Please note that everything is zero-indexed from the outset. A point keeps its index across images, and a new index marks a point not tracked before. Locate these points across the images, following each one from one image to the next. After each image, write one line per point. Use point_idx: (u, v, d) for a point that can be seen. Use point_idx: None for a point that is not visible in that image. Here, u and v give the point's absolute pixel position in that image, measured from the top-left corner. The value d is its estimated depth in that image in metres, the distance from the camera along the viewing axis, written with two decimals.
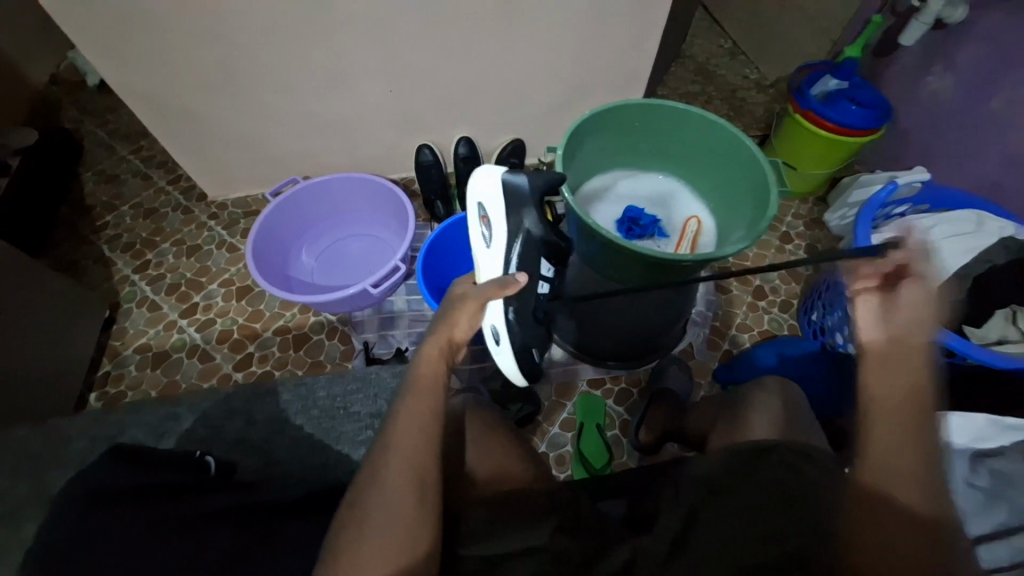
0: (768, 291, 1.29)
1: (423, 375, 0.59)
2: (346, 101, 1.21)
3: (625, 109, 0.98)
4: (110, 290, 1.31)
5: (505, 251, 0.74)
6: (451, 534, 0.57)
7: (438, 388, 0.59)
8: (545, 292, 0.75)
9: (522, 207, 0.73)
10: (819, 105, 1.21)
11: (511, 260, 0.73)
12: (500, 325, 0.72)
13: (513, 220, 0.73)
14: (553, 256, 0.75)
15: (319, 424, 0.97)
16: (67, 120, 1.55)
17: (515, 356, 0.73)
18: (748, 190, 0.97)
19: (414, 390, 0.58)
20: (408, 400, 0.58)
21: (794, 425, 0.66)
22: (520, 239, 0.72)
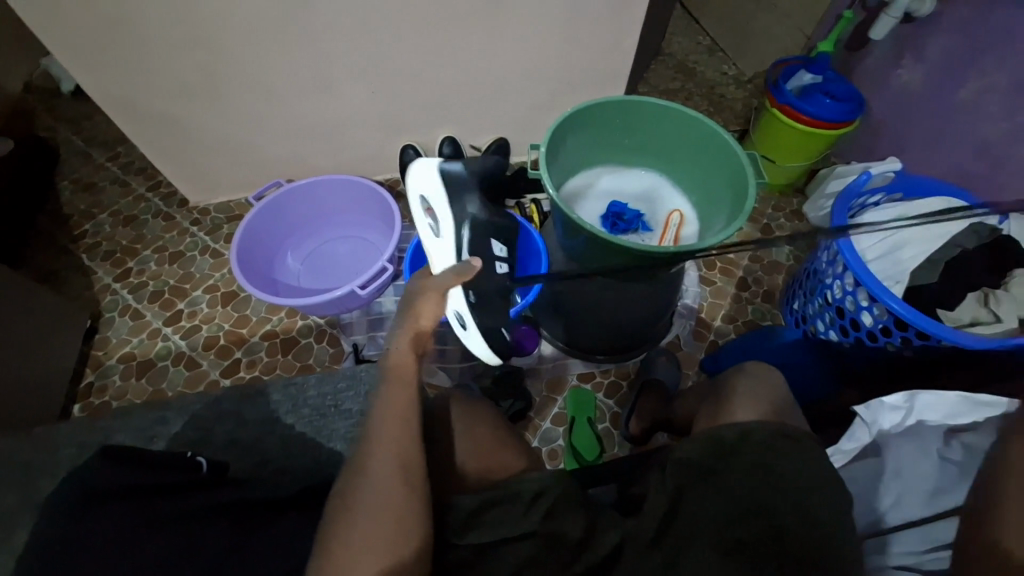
0: (751, 282, 1.31)
1: (397, 365, 0.63)
2: (329, 103, 1.20)
3: (605, 105, 1.00)
4: (90, 299, 1.28)
5: (456, 237, 0.85)
6: (442, 523, 0.57)
7: (412, 378, 0.62)
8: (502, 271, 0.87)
9: (462, 197, 0.88)
10: (794, 99, 1.25)
11: (463, 248, 0.84)
12: (464, 310, 0.79)
13: (456, 207, 0.87)
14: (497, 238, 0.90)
15: (310, 422, 0.93)
16: (41, 128, 1.52)
17: (482, 337, 0.80)
18: (728, 182, 0.99)
19: (390, 380, 0.61)
20: (385, 390, 0.61)
21: (777, 409, 0.68)
22: (466, 224, 0.85)
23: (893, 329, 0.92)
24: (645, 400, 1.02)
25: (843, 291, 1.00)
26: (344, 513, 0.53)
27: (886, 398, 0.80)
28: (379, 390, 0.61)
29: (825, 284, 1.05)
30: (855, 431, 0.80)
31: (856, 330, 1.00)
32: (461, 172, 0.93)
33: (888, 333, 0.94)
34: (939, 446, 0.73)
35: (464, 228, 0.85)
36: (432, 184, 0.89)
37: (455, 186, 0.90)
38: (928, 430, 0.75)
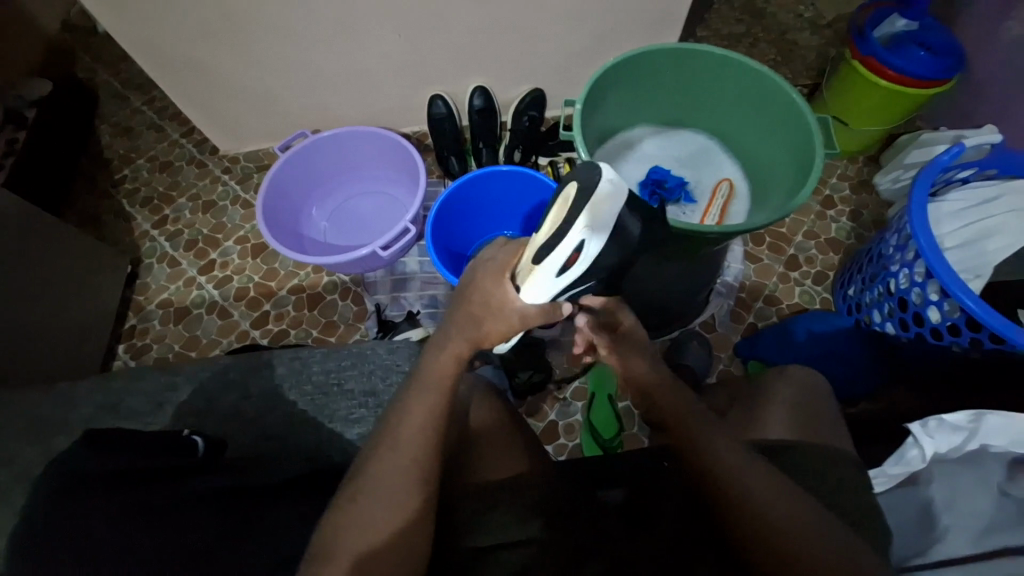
0: (802, 262, 1.20)
1: (435, 372, 0.59)
2: (352, 48, 1.12)
3: (657, 54, 0.87)
4: (131, 245, 1.33)
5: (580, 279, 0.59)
6: (452, 529, 0.60)
7: (446, 387, 0.58)
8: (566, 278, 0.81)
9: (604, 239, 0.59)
10: (882, 50, 1.06)
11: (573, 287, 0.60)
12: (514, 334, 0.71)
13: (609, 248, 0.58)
14: None
15: (312, 404, 0.70)
16: (80, 69, 1.52)
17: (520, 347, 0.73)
18: (790, 152, 0.87)
19: (422, 386, 0.58)
20: (416, 395, 0.58)
21: (811, 428, 0.66)
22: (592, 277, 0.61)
23: (962, 328, 0.82)
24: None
25: (910, 281, 0.89)
26: (344, 501, 0.52)
27: (945, 417, 0.71)
28: (408, 395, 0.58)
29: (888, 272, 0.94)
30: (905, 452, 0.72)
31: (919, 324, 0.89)
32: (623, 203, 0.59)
33: (955, 332, 0.84)
34: (1002, 479, 0.65)
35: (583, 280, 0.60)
36: (604, 217, 0.54)
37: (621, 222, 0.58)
38: (993, 460, 0.66)
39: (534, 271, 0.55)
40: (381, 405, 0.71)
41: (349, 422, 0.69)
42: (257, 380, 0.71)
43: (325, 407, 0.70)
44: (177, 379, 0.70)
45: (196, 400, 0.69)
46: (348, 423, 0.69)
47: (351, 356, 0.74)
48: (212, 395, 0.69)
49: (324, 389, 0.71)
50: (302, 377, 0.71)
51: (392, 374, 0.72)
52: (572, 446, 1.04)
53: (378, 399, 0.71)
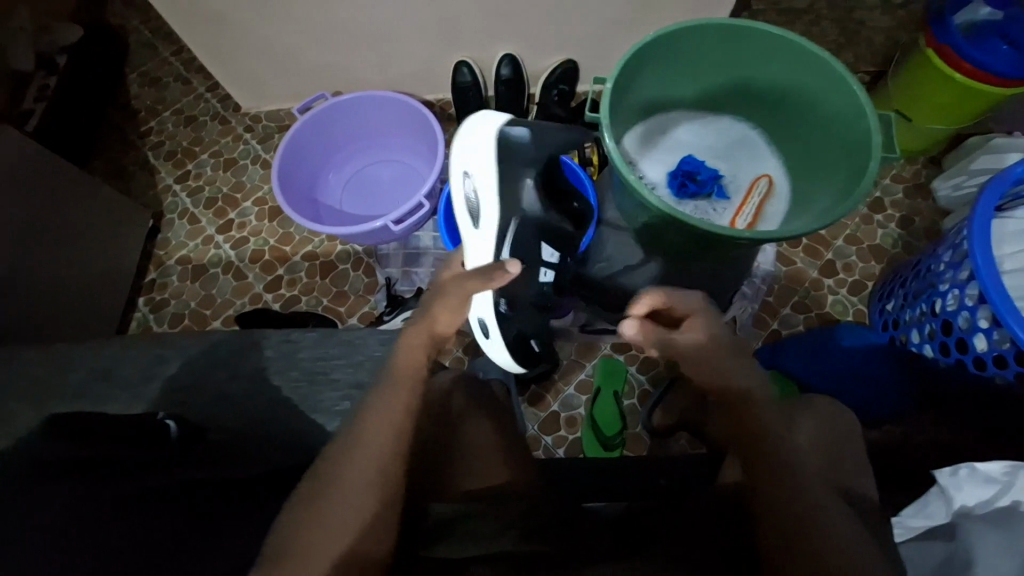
0: (839, 269, 1.12)
1: (404, 365, 0.60)
2: (376, 7, 1.06)
3: (705, 30, 0.78)
4: (154, 199, 1.34)
5: (504, 228, 0.77)
6: (416, 534, 0.59)
7: (416, 380, 0.59)
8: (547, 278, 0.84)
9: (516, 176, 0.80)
10: (962, 40, 0.94)
11: (507, 239, 0.77)
12: (490, 319, 0.78)
13: (511, 196, 0.79)
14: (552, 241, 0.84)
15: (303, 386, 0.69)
16: (112, 14, 1.51)
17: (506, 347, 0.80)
18: (843, 149, 0.79)
19: (392, 382, 0.59)
20: (386, 387, 0.59)
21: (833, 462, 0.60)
22: (513, 223, 0.77)
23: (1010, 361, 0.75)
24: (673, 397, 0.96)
25: (959, 304, 0.81)
26: (314, 486, 0.53)
27: (980, 465, 0.63)
28: (378, 390, 0.59)
29: (936, 291, 0.86)
30: (929, 502, 0.65)
31: (961, 351, 0.83)
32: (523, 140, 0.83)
33: (1002, 364, 0.77)
34: None
35: (510, 222, 0.78)
36: (467, 159, 0.80)
37: (511, 174, 0.79)
38: None
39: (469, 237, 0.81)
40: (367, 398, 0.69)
41: (333, 414, 0.68)
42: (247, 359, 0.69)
43: (312, 393, 0.69)
44: (170, 350, 0.70)
45: (188, 370, 0.68)
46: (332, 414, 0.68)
47: (342, 345, 0.72)
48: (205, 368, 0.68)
49: (309, 377, 0.69)
50: (291, 361, 0.70)
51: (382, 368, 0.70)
52: (573, 439, 1.02)
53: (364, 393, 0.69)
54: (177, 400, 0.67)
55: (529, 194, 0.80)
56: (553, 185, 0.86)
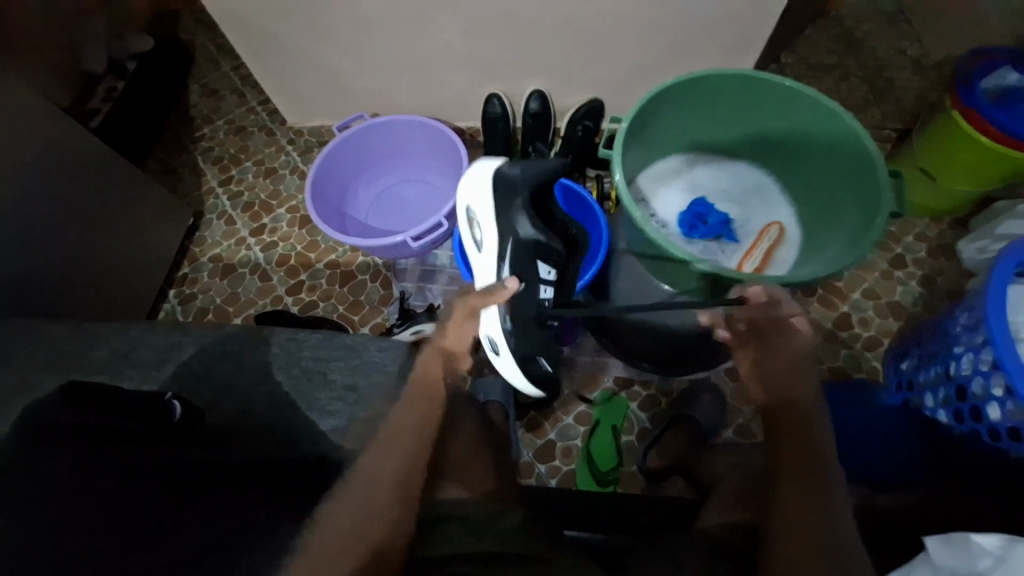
0: (855, 323, 1.10)
1: (423, 380, 0.65)
2: (417, 39, 1.14)
3: (722, 79, 0.81)
4: (198, 199, 1.44)
5: (501, 253, 0.82)
6: None
7: (434, 393, 0.64)
8: (547, 295, 0.83)
9: (505, 207, 0.81)
10: (987, 105, 0.95)
11: (506, 261, 0.81)
12: (498, 336, 0.81)
13: (504, 224, 0.81)
14: (546, 259, 0.82)
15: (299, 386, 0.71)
16: (182, 31, 1.66)
17: (516, 364, 0.82)
18: (856, 202, 0.79)
19: (411, 393, 0.64)
20: (405, 401, 0.64)
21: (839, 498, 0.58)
22: (508, 247, 0.80)
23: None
24: (671, 435, 0.95)
25: (974, 368, 0.79)
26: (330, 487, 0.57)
27: (975, 536, 0.59)
28: (399, 402, 0.64)
29: (951, 353, 0.83)
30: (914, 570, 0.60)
31: (975, 420, 0.80)
32: (511, 170, 0.83)
33: (1016, 436, 0.74)
34: None
35: (505, 246, 0.81)
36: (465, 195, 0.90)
37: (504, 204, 0.81)
38: None
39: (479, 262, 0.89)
40: (359, 401, 0.70)
41: (325, 412, 0.70)
42: (252, 355, 0.73)
43: (307, 393, 0.71)
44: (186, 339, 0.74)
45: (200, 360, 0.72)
46: (323, 414, 0.70)
47: (343, 348, 0.74)
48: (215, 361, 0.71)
49: (309, 376, 0.72)
50: (292, 359, 0.73)
51: (378, 373, 0.72)
52: (567, 470, 1.01)
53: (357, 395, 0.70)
54: (186, 387, 0.71)
55: (520, 219, 0.80)
56: (543, 209, 0.85)
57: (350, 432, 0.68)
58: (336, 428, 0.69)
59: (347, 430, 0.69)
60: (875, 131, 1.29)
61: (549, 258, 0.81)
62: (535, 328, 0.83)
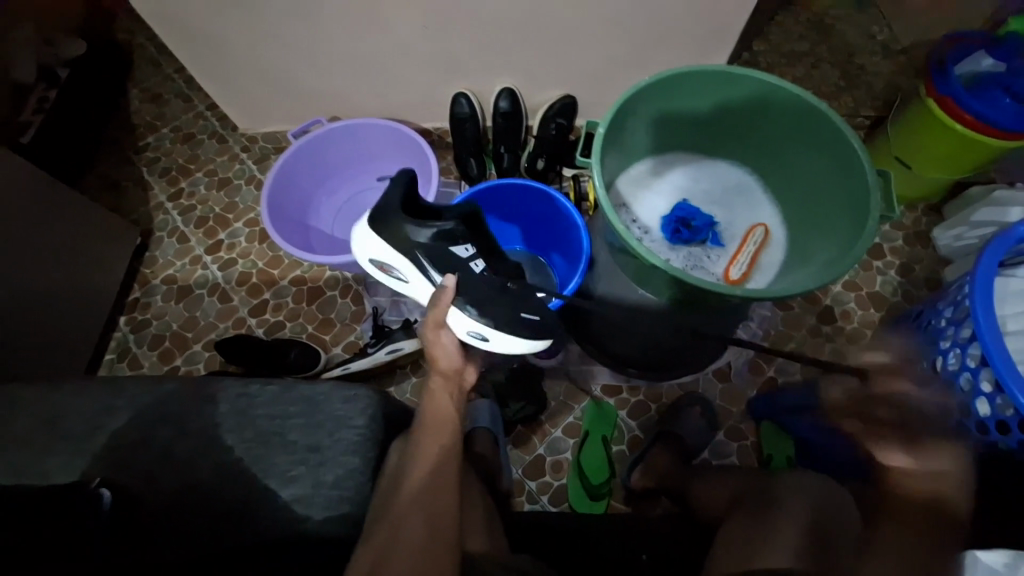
0: (837, 316, 1.09)
1: (433, 411, 0.69)
2: (377, 37, 1.06)
3: (701, 75, 0.77)
4: (146, 215, 1.32)
5: (421, 268, 0.78)
6: None
7: (445, 423, 0.68)
8: (481, 266, 0.76)
9: (397, 229, 0.77)
10: (962, 92, 0.94)
11: (428, 269, 0.78)
12: (470, 325, 0.76)
13: (400, 241, 0.77)
14: (457, 240, 0.74)
15: (256, 444, 0.61)
16: (120, 30, 1.52)
17: (503, 332, 0.76)
18: (842, 202, 0.77)
19: (428, 428, 0.66)
20: (421, 434, 0.66)
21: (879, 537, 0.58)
22: (421, 255, 0.76)
23: (1012, 428, 0.72)
24: (657, 452, 0.93)
25: (960, 364, 0.78)
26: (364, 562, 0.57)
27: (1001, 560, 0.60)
28: (415, 435, 0.66)
29: (936, 349, 0.83)
30: None
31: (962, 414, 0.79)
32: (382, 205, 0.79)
33: (1004, 430, 0.74)
34: None
35: (417, 256, 0.77)
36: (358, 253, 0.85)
37: (387, 232, 0.78)
38: None
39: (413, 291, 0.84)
40: (322, 464, 0.61)
41: (285, 479, 0.60)
42: (195, 416, 0.62)
43: (263, 456, 0.61)
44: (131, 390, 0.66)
45: None
46: (283, 481, 0.60)
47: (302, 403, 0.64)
48: (152, 423, 0.61)
49: (264, 438, 0.62)
50: (243, 420, 0.62)
51: (341, 429, 0.63)
52: (558, 487, 0.98)
53: (319, 457, 0.61)
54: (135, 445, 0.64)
55: (412, 230, 0.75)
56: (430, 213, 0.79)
57: (318, 500, 0.60)
58: (299, 497, 0.60)
59: (313, 498, 0.60)
60: (849, 118, 1.28)
61: (458, 236, 0.73)
62: (502, 295, 0.76)
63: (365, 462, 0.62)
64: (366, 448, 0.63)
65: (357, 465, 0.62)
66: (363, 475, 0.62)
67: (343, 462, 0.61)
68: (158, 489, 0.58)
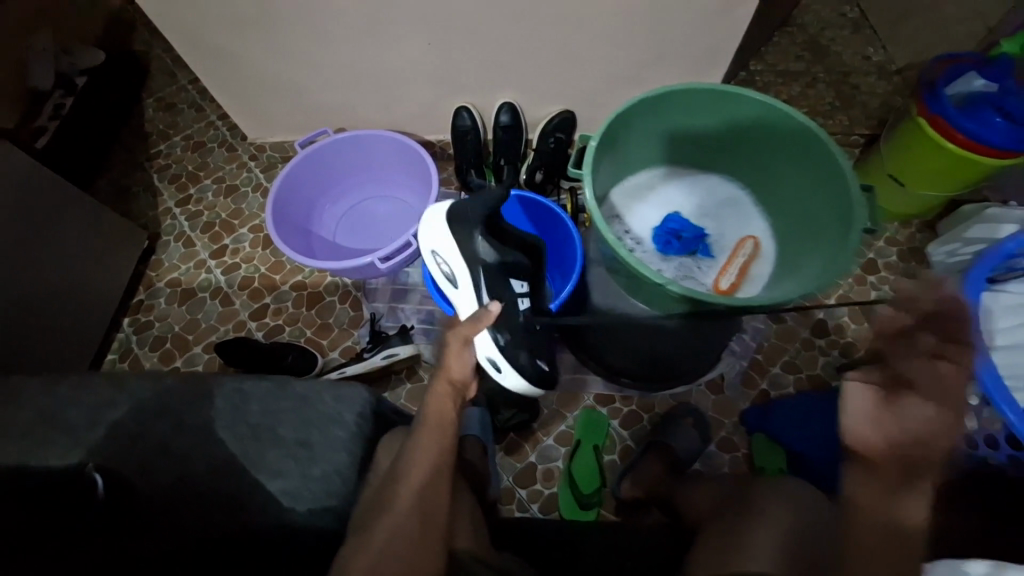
0: (831, 329, 1.10)
1: (434, 411, 0.67)
2: (383, 53, 1.10)
3: (695, 93, 0.80)
4: (154, 220, 1.36)
5: (475, 281, 0.79)
6: None
7: (448, 423, 0.67)
8: (524, 306, 0.84)
9: (473, 238, 0.79)
10: (953, 111, 0.96)
11: (482, 288, 0.79)
12: (495, 354, 0.77)
13: (468, 252, 0.79)
14: (515, 275, 0.82)
15: (244, 439, 0.63)
16: (137, 42, 1.57)
17: (519, 374, 0.77)
18: (829, 217, 0.78)
19: (425, 427, 0.66)
20: (420, 433, 0.65)
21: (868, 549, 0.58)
22: (480, 273, 0.78)
23: None
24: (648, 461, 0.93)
25: None
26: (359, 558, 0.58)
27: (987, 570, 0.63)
28: (414, 434, 0.65)
29: None
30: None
31: None
32: (473, 207, 0.81)
33: None
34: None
35: (477, 274, 0.79)
36: (428, 239, 0.87)
37: (462, 234, 0.80)
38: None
39: (458, 296, 0.84)
40: (312, 458, 0.62)
41: (273, 472, 0.61)
42: (190, 409, 0.64)
43: (253, 449, 0.62)
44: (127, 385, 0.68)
45: None
46: (271, 474, 0.61)
47: (294, 399, 0.66)
48: (148, 416, 0.63)
49: (255, 431, 0.63)
50: (236, 413, 0.64)
51: (333, 423, 0.64)
52: (548, 495, 0.98)
53: (309, 451, 0.62)
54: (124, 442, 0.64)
55: (483, 246, 0.79)
56: (500, 231, 0.83)
57: (305, 493, 0.61)
58: (287, 490, 0.61)
59: (300, 491, 0.61)
60: (844, 136, 1.30)
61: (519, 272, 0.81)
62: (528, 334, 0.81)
63: (353, 456, 0.64)
64: (355, 443, 0.64)
65: (345, 460, 0.63)
66: (350, 471, 0.63)
67: (333, 456, 0.63)
68: (151, 479, 0.60)
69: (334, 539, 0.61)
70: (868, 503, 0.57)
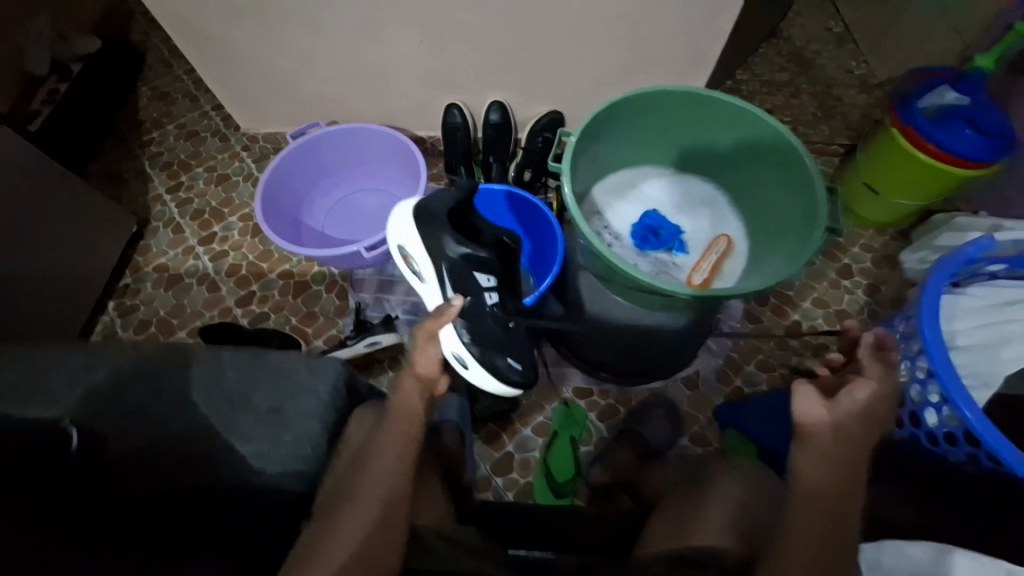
0: (805, 330, 1.12)
1: (402, 406, 0.67)
2: (376, 48, 1.12)
3: (671, 95, 0.83)
4: (144, 206, 1.37)
5: (439, 275, 0.81)
6: None
7: (415, 416, 0.67)
8: (493, 302, 0.80)
9: (438, 234, 0.81)
10: (924, 122, 1.00)
11: (446, 283, 0.81)
12: (461, 351, 0.78)
13: (432, 248, 0.81)
14: (482, 269, 0.80)
15: (218, 405, 0.64)
16: (135, 31, 1.59)
17: (485, 371, 0.78)
18: (798, 216, 0.81)
19: (391, 419, 0.66)
20: (387, 425, 0.66)
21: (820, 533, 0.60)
22: (443, 268, 0.80)
23: (960, 441, 0.73)
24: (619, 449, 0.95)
25: (911, 376, 0.80)
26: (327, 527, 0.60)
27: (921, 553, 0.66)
28: (381, 425, 0.66)
29: None
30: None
31: (915, 425, 0.80)
32: (439, 204, 0.84)
33: (953, 442, 0.75)
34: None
35: (440, 269, 0.81)
36: (395, 236, 0.90)
37: (428, 230, 0.81)
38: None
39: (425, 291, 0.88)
40: (283, 425, 0.64)
41: (245, 436, 0.63)
42: (168, 378, 0.65)
43: (226, 415, 0.64)
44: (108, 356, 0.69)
45: None
46: (243, 438, 0.63)
47: (269, 367, 0.67)
48: (126, 383, 0.64)
49: (229, 398, 0.65)
50: (212, 380, 0.66)
51: (305, 393, 0.66)
52: (524, 484, 0.99)
53: (280, 416, 0.64)
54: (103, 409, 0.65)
55: (447, 241, 0.80)
56: (468, 227, 0.85)
57: (274, 456, 0.63)
58: (256, 453, 0.63)
59: (269, 454, 0.63)
60: (824, 145, 1.34)
61: (485, 266, 0.80)
62: (500, 337, 0.79)
63: (325, 426, 0.65)
64: (326, 411, 0.66)
65: (316, 428, 0.65)
66: (321, 439, 0.65)
67: (304, 423, 0.64)
68: (127, 441, 0.62)
69: (303, 503, 0.63)
70: (825, 490, 0.59)
